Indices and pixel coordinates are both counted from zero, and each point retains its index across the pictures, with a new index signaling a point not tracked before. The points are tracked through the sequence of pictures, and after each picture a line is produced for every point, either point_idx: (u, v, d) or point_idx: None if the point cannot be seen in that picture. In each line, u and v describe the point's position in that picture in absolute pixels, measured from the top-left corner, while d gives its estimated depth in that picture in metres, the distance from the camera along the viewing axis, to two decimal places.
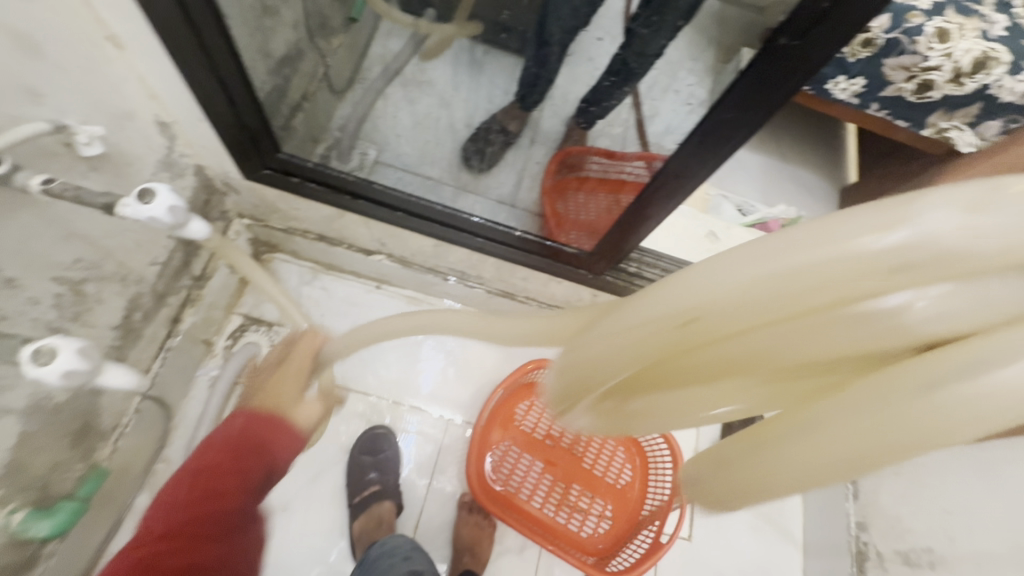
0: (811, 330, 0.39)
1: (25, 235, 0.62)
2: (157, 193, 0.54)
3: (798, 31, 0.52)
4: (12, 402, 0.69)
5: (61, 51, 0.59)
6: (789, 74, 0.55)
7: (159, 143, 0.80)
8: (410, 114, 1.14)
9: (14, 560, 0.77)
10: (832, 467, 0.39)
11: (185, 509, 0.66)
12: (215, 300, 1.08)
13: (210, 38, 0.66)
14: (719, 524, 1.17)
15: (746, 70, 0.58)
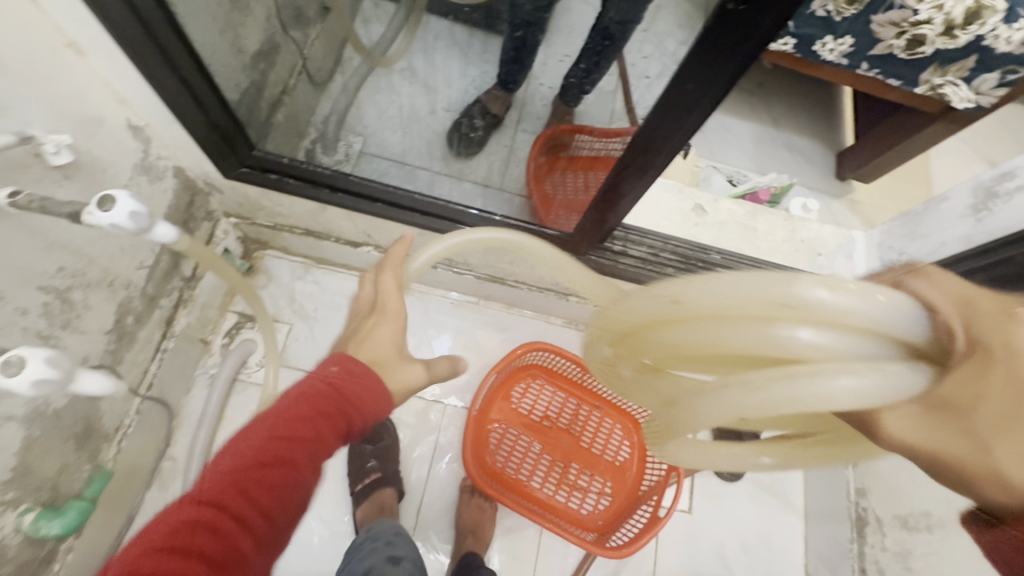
0: (741, 332, 0.44)
1: (4, 247, 0.63)
2: (117, 201, 0.54)
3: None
4: (10, 410, 0.71)
5: (19, 62, 0.59)
6: (745, 37, 0.53)
7: (134, 147, 0.80)
8: (394, 104, 1.14)
9: (30, 559, 0.81)
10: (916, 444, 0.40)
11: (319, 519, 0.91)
12: (208, 300, 1.10)
13: (165, 35, 0.66)
14: (718, 496, 1.18)
15: (702, 34, 0.56)
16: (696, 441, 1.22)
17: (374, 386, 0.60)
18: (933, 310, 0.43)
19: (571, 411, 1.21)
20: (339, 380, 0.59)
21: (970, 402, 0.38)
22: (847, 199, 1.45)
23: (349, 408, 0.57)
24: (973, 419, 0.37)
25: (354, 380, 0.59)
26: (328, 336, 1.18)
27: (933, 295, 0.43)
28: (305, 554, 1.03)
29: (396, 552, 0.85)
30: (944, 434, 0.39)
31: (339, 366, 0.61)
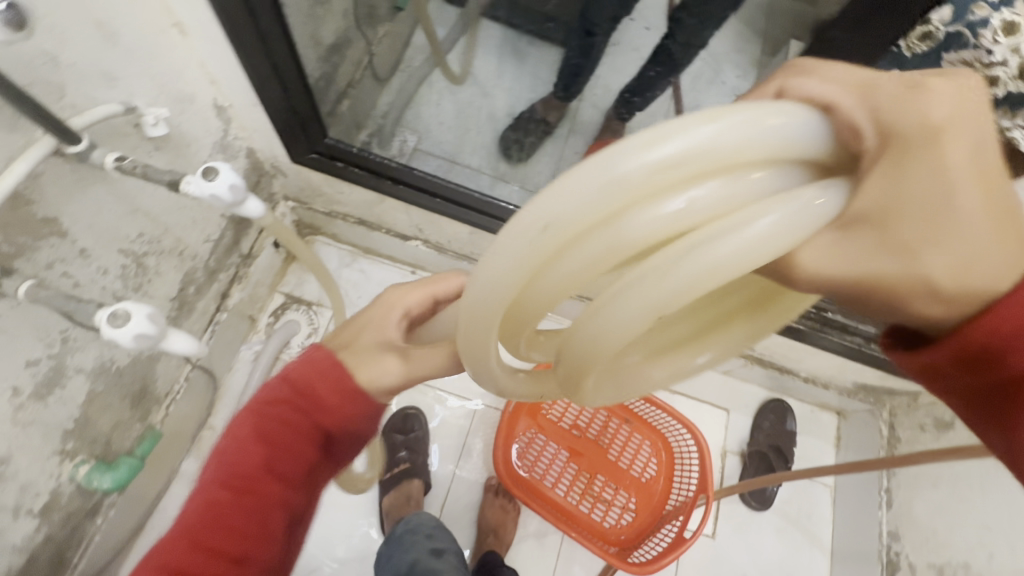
0: (609, 217, 0.34)
1: (96, 209, 0.67)
2: (220, 172, 0.58)
3: None
4: (81, 363, 0.75)
5: (130, 37, 0.63)
6: None
7: (215, 126, 0.84)
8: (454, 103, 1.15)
9: (77, 508, 0.85)
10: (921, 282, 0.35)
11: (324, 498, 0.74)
12: (261, 278, 1.13)
13: (267, 22, 0.69)
14: (744, 524, 1.16)
15: None
16: (724, 465, 1.20)
17: (360, 396, 0.53)
18: (829, 106, 0.35)
19: (601, 422, 1.20)
20: (333, 376, 0.52)
21: (917, 206, 0.32)
22: None
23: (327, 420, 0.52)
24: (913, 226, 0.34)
25: (332, 381, 0.53)
26: None
27: (820, 88, 0.35)
28: (329, 534, 1.05)
29: (437, 546, 0.88)
30: (874, 252, 0.35)
31: (303, 363, 0.54)
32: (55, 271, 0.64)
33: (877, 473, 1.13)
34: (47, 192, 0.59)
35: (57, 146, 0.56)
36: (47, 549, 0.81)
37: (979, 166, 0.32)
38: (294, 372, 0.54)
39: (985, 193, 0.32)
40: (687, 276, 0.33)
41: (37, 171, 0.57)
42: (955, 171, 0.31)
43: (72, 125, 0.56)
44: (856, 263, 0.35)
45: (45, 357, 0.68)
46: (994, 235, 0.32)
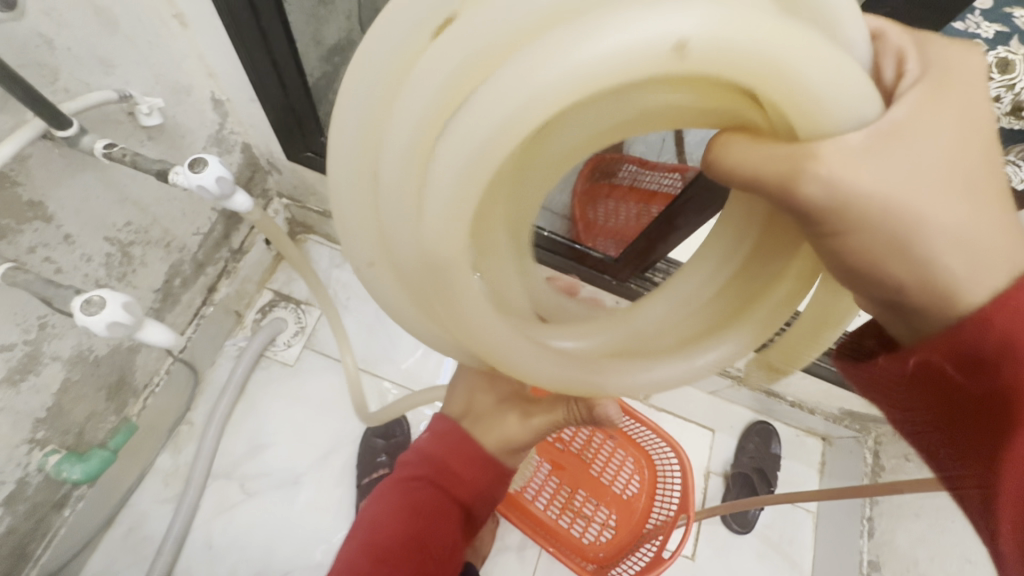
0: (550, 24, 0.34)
1: (83, 196, 0.66)
2: (207, 164, 0.57)
3: None
4: (58, 350, 0.74)
5: (130, 25, 0.63)
6: None
7: (211, 119, 0.84)
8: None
9: (45, 499, 0.83)
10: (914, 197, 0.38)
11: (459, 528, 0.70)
12: (250, 274, 1.12)
13: (268, 18, 0.69)
14: (724, 547, 1.15)
15: None
16: (707, 486, 1.20)
17: (483, 462, 0.70)
18: (877, 36, 0.42)
19: (585, 436, 1.18)
20: (451, 435, 0.71)
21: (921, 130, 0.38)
22: None
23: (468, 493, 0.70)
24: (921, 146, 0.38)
25: (457, 453, 0.70)
26: (357, 326, 1.19)
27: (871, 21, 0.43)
28: (303, 539, 1.02)
29: None
30: (903, 177, 0.38)
31: (437, 437, 0.72)
32: (37, 255, 0.63)
33: (860, 501, 1.12)
34: (33, 174, 0.59)
35: (47, 129, 0.55)
36: (9, 538, 0.80)
37: (976, 130, 0.39)
38: (433, 440, 0.72)
39: (967, 157, 0.39)
40: (537, 77, 0.31)
41: (25, 154, 0.57)
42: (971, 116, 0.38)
43: (64, 109, 0.56)
44: (886, 175, 0.38)
45: (20, 343, 0.67)
46: (960, 195, 0.39)
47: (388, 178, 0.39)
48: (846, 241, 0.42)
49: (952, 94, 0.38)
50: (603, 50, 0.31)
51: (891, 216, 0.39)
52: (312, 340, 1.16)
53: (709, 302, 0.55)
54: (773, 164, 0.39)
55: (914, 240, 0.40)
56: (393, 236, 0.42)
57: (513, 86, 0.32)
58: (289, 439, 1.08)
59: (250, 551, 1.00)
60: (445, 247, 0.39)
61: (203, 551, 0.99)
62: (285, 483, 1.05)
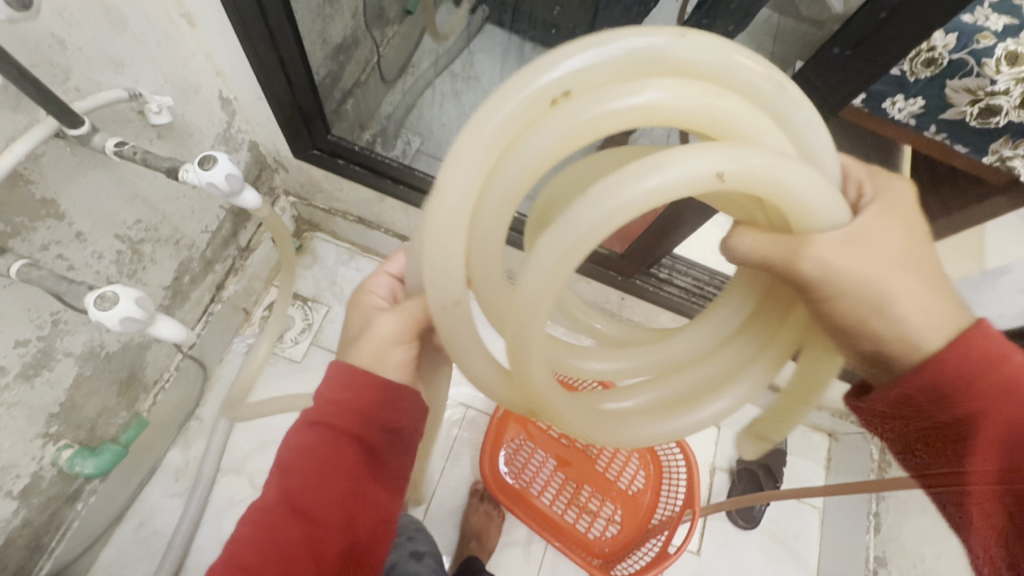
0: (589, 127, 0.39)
1: (94, 194, 0.67)
2: (217, 161, 0.58)
3: (852, 40, 0.58)
4: (70, 346, 0.75)
5: (139, 25, 0.64)
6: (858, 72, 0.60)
7: (219, 117, 0.85)
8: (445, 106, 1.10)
9: (58, 494, 0.84)
10: (874, 285, 0.45)
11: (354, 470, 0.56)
12: (257, 272, 1.13)
13: (276, 19, 0.70)
14: (729, 543, 1.15)
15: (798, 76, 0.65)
16: (713, 481, 1.20)
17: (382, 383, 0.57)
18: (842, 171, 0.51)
19: None
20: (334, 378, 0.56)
21: (875, 234, 0.45)
22: None
23: (363, 428, 0.56)
24: (870, 237, 0.45)
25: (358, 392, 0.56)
26: None
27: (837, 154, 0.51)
28: None
29: (418, 550, 0.87)
30: (862, 259, 0.45)
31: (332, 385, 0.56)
32: (50, 253, 0.64)
33: (866, 497, 1.12)
34: (46, 172, 0.60)
35: (59, 128, 0.56)
36: (25, 531, 0.81)
37: (918, 232, 0.46)
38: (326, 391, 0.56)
39: (919, 253, 0.46)
40: (636, 188, 0.35)
41: (37, 152, 0.58)
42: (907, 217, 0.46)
43: (76, 107, 0.57)
44: (859, 263, 0.45)
45: (34, 339, 0.68)
46: (913, 276, 0.46)
47: (481, 247, 0.44)
48: (830, 306, 0.48)
49: (897, 203, 0.46)
50: (660, 174, 0.36)
51: (867, 290, 0.45)
52: (319, 336, 1.17)
53: (736, 343, 0.56)
54: (772, 252, 0.47)
55: (888, 303, 0.46)
56: (481, 270, 0.45)
57: (604, 196, 0.35)
58: None
59: None
60: (537, 287, 0.38)
61: (213, 546, 1.00)
62: None
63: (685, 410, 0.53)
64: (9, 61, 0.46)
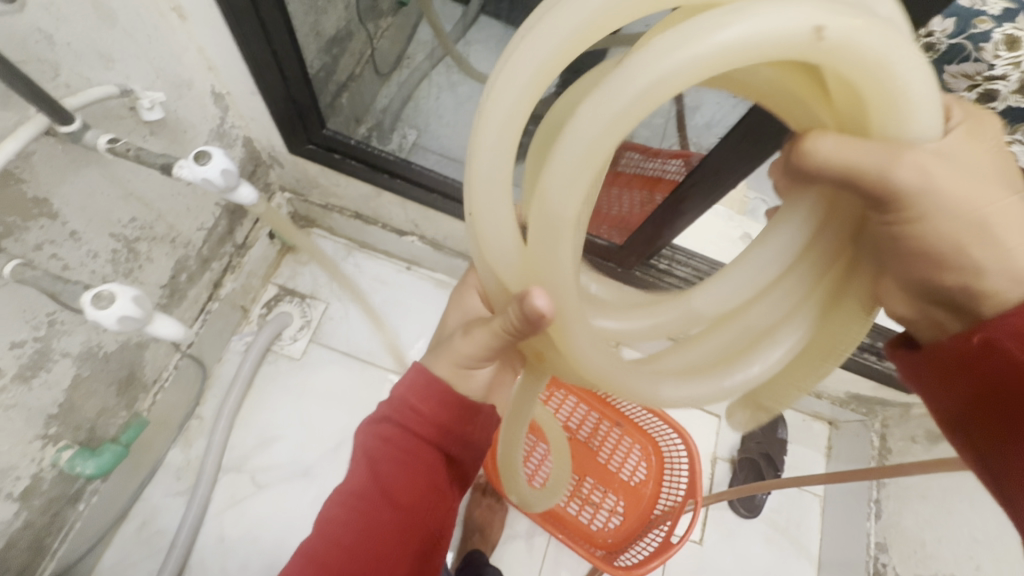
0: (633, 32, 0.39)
1: (88, 192, 0.66)
2: (212, 157, 0.57)
3: None
4: (67, 347, 0.74)
5: (128, 19, 0.63)
6: None
7: (212, 112, 0.84)
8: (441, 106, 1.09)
9: (59, 495, 0.84)
10: (968, 208, 0.42)
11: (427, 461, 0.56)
12: (255, 269, 1.12)
13: (268, 11, 0.68)
14: (732, 532, 1.16)
15: None
16: (714, 471, 1.20)
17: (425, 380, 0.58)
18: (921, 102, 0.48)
19: (592, 424, 1.20)
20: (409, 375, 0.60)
21: (972, 158, 0.42)
22: None
23: (438, 434, 0.56)
24: (961, 157, 0.42)
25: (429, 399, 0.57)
26: (363, 319, 1.19)
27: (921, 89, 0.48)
28: None
29: None
30: (960, 178, 0.42)
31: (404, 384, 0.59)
32: (44, 252, 0.63)
33: (867, 484, 1.13)
34: (37, 170, 0.59)
35: (50, 125, 0.55)
36: (27, 533, 0.81)
37: (1003, 160, 0.44)
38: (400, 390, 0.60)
39: (1001, 173, 0.43)
40: (639, 81, 0.36)
41: (28, 150, 0.57)
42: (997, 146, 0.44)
43: (66, 104, 0.56)
44: (957, 182, 0.42)
45: (30, 340, 0.67)
46: (1008, 197, 0.43)
47: (488, 161, 0.43)
48: (915, 230, 0.45)
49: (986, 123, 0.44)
50: (750, 28, 0.34)
51: (958, 214, 0.43)
52: (318, 333, 1.17)
53: (778, 288, 0.53)
54: (858, 159, 0.41)
55: (990, 228, 0.43)
56: (487, 209, 0.45)
57: (643, 69, 0.36)
58: (298, 432, 1.09)
59: (263, 542, 1.01)
60: (559, 206, 0.41)
61: (216, 544, 1.00)
62: (296, 477, 1.06)
63: (725, 369, 0.53)
64: None
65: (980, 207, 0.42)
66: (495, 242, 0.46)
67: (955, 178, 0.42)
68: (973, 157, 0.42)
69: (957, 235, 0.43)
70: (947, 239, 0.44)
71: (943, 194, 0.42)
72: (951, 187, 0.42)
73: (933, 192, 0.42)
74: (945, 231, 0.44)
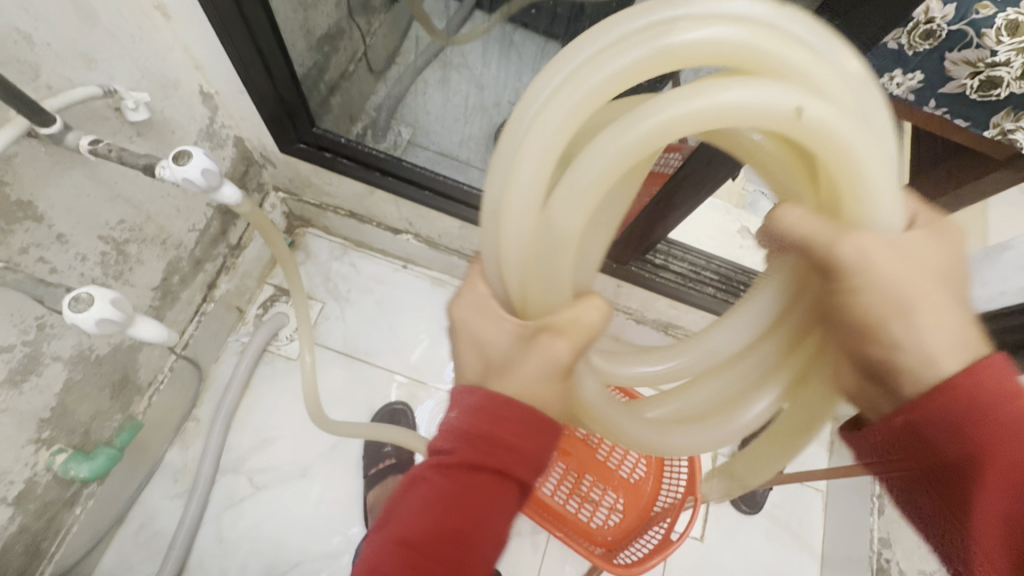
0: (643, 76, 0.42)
1: (73, 193, 0.66)
2: (192, 156, 0.56)
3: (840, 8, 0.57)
4: (58, 350, 0.74)
5: (110, 19, 0.62)
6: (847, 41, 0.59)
7: (201, 112, 0.83)
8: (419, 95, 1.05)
9: (55, 498, 0.84)
10: (911, 297, 0.42)
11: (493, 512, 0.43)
12: (250, 270, 1.12)
13: (251, 9, 0.67)
14: (733, 528, 1.15)
15: None
16: None
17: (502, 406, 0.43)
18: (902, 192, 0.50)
19: None
20: (465, 397, 0.44)
21: (919, 253, 0.43)
22: None
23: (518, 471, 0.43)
24: (909, 253, 0.43)
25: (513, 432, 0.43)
26: (359, 319, 1.19)
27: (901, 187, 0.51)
28: (315, 532, 1.03)
29: None
30: (908, 269, 0.42)
31: (465, 411, 0.43)
32: (30, 256, 0.63)
33: (869, 479, 1.11)
34: (20, 173, 0.58)
35: (30, 127, 0.54)
36: (23, 536, 0.81)
37: (957, 260, 0.44)
38: (456, 417, 0.44)
39: (956, 281, 0.43)
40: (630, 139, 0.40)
41: (10, 153, 0.56)
42: (957, 250, 0.44)
43: (47, 106, 0.55)
44: (904, 272, 0.42)
45: (19, 344, 0.67)
46: (953, 303, 0.43)
47: (526, 171, 0.42)
48: (848, 299, 0.44)
49: (951, 233, 0.45)
50: (746, 97, 0.39)
51: (895, 298, 0.42)
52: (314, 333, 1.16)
53: (765, 344, 0.57)
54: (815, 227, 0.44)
55: (913, 315, 0.42)
56: (512, 200, 0.43)
57: (655, 112, 0.40)
58: (296, 433, 1.09)
59: (261, 542, 1.01)
60: (562, 223, 0.43)
61: (214, 546, 1.00)
62: (294, 478, 1.06)
63: (707, 421, 0.57)
64: None
65: (920, 304, 0.42)
66: (516, 256, 0.45)
67: (904, 266, 0.42)
68: (920, 251, 0.43)
69: (904, 328, 0.42)
70: (889, 325, 0.43)
71: (891, 282, 0.42)
72: (891, 274, 0.42)
73: (875, 281, 0.42)
74: (890, 323, 0.42)
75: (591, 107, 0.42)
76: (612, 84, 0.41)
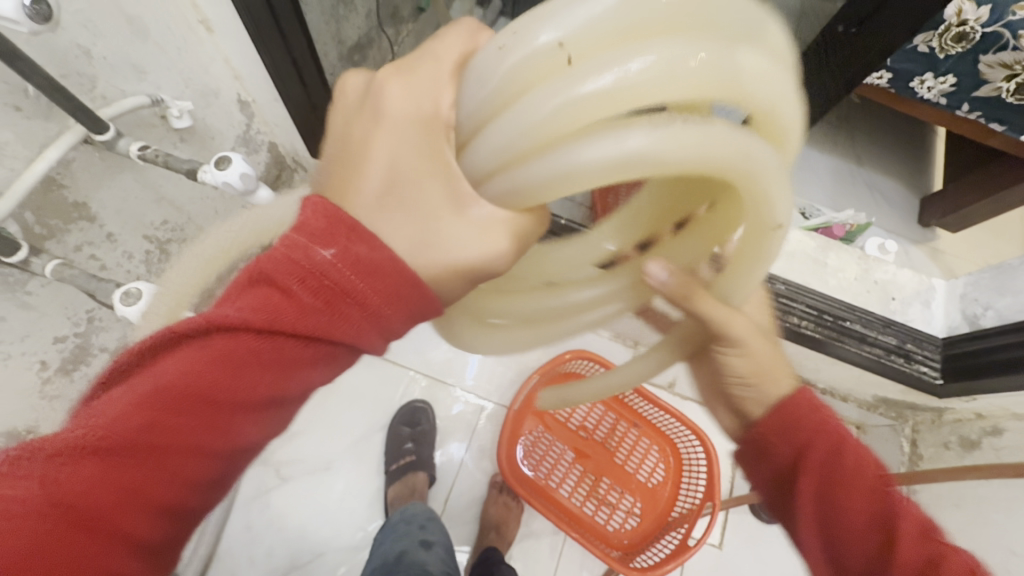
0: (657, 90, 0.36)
1: (123, 196, 0.71)
2: (231, 161, 0.60)
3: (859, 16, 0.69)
4: (104, 343, 0.78)
5: (159, 34, 0.67)
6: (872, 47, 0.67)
7: (239, 120, 0.87)
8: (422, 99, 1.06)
9: None
10: (766, 368, 0.65)
11: (308, 359, 0.36)
12: None
13: (283, 17, 0.71)
14: (753, 536, 1.13)
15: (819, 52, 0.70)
16: (735, 475, 1.18)
17: (398, 271, 0.36)
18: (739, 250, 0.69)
19: (608, 424, 1.19)
20: (357, 244, 0.35)
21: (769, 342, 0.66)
22: (927, 246, 1.18)
23: (353, 314, 0.35)
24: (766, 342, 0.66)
25: (365, 269, 0.35)
26: None
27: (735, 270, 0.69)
28: (338, 523, 1.07)
29: (429, 537, 0.89)
30: (764, 348, 0.64)
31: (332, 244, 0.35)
32: (83, 253, 0.68)
33: None
34: (77, 177, 0.63)
35: (87, 134, 0.59)
36: None
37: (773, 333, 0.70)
38: (333, 262, 0.34)
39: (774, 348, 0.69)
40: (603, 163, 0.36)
41: (69, 158, 0.62)
42: (767, 328, 0.69)
43: (102, 114, 0.60)
44: (763, 356, 0.64)
45: (72, 335, 0.72)
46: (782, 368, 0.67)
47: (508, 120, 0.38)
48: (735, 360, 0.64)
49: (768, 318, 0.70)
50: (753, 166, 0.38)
51: (762, 371, 0.65)
52: None
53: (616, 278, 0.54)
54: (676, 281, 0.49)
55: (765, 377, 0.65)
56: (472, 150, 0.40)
57: (643, 148, 0.36)
58: (321, 429, 1.12)
59: (287, 532, 1.05)
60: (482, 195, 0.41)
61: (242, 534, 1.03)
62: (319, 471, 1.09)
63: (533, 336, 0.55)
64: (34, 71, 0.49)
65: (771, 373, 0.65)
66: (482, 138, 0.39)
67: (766, 349, 0.65)
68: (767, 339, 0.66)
69: (761, 382, 0.65)
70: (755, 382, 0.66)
71: (758, 361, 0.64)
72: (758, 357, 0.64)
73: (749, 360, 0.64)
74: (759, 381, 0.65)
75: (592, 104, 0.35)
76: (651, 71, 0.34)
